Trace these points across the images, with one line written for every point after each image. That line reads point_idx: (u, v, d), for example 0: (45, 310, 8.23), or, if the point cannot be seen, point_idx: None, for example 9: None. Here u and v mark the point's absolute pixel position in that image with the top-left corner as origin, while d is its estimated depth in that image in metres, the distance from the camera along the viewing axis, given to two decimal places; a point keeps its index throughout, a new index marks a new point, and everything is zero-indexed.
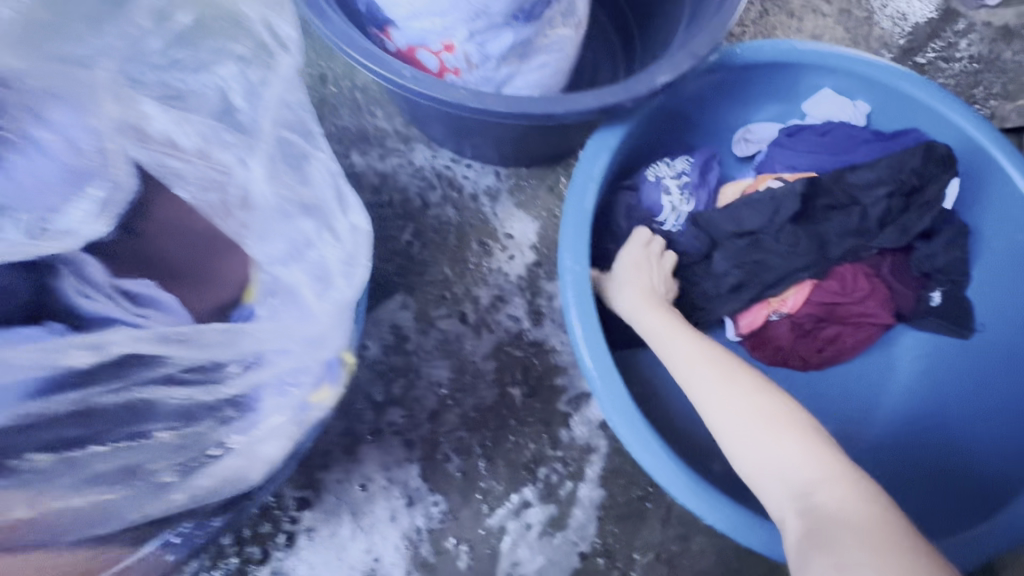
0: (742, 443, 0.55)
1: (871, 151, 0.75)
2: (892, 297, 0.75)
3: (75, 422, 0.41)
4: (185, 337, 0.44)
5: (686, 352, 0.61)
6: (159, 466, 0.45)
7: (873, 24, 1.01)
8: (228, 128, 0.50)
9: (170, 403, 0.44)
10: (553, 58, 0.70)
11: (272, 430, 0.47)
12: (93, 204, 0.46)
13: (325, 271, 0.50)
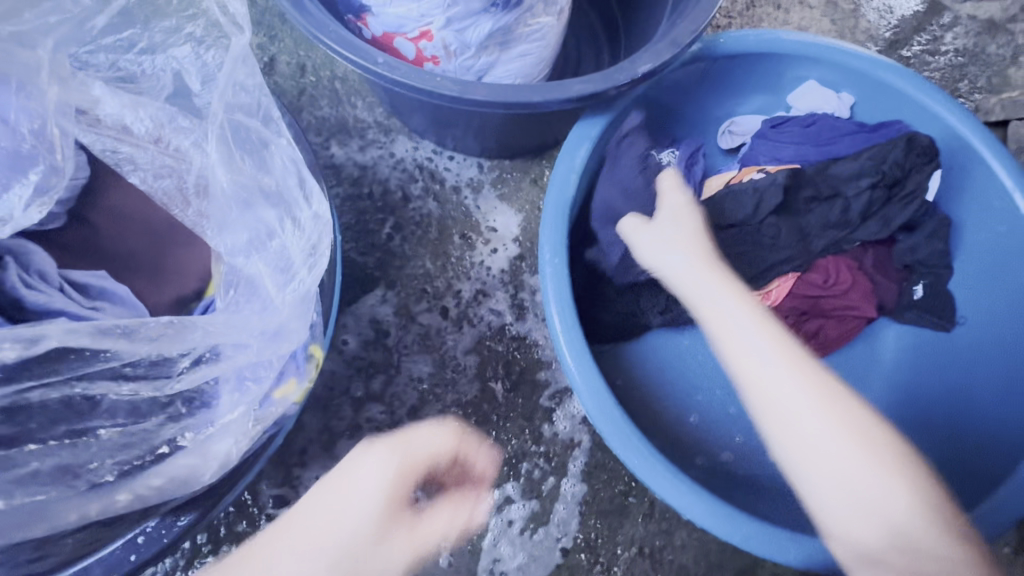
0: (809, 439, 0.56)
1: (855, 143, 0.74)
2: (875, 290, 0.75)
3: (7, 418, 0.38)
4: (133, 330, 0.40)
5: (757, 336, 0.61)
6: (106, 466, 0.42)
7: (860, 16, 1.00)
8: (183, 113, 0.50)
9: (114, 396, 0.41)
10: (535, 47, 0.69)
11: (230, 426, 0.45)
12: (30, 190, 0.46)
13: (288, 262, 0.47)
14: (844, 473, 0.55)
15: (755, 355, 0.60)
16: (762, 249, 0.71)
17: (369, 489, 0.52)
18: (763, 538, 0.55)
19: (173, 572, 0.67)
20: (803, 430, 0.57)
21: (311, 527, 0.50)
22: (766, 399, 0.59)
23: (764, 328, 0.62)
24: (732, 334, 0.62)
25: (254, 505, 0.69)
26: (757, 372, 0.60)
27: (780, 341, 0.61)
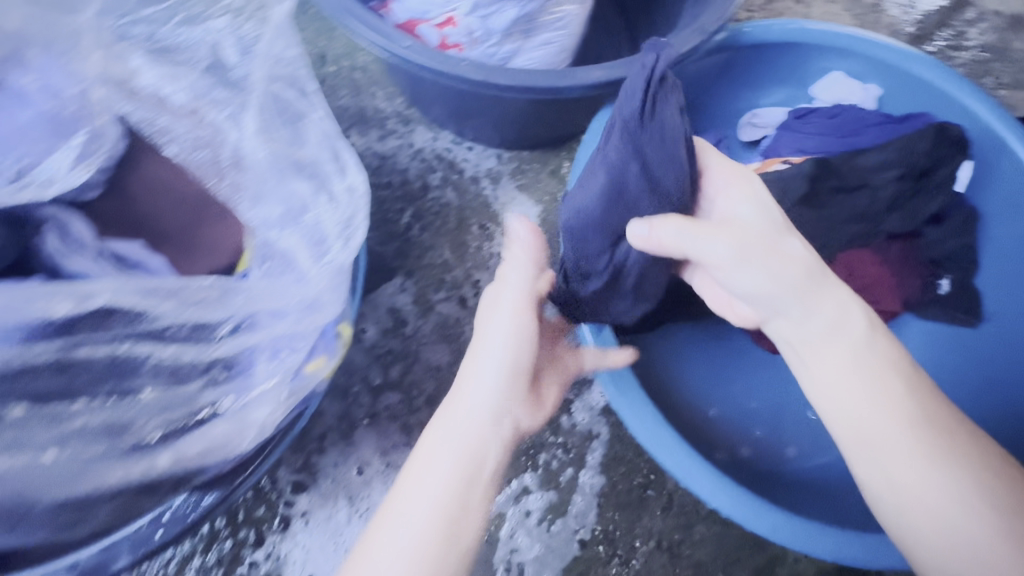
0: (928, 495, 0.47)
1: (882, 133, 0.73)
2: (899, 285, 0.73)
3: (54, 373, 0.38)
4: (180, 291, 0.43)
5: (868, 365, 0.50)
6: (149, 425, 0.41)
7: (882, 11, 0.99)
8: (218, 85, 0.50)
9: (160, 358, 0.42)
10: (558, 36, 0.68)
11: (266, 394, 0.45)
12: (76, 151, 0.46)
13: (321, 234, 0.48)
14: (958, 528, 0.46)
15: (867, 391, 0.50)
16: None
17: (503, 319, 0.52)
18: (789, 530, 0.54)
19: (192, 555, 0.66)
20: (919, 485, 0.48)
21: (470, 374, 0.51)
22: (875, 446, 0.49)
23: (877, 352, 0.50)
24: (836, 362, 0.50)
25: (273, 490, 0.69)
26: (867, 412, 0.49)
27: (897, 368, 0.51)
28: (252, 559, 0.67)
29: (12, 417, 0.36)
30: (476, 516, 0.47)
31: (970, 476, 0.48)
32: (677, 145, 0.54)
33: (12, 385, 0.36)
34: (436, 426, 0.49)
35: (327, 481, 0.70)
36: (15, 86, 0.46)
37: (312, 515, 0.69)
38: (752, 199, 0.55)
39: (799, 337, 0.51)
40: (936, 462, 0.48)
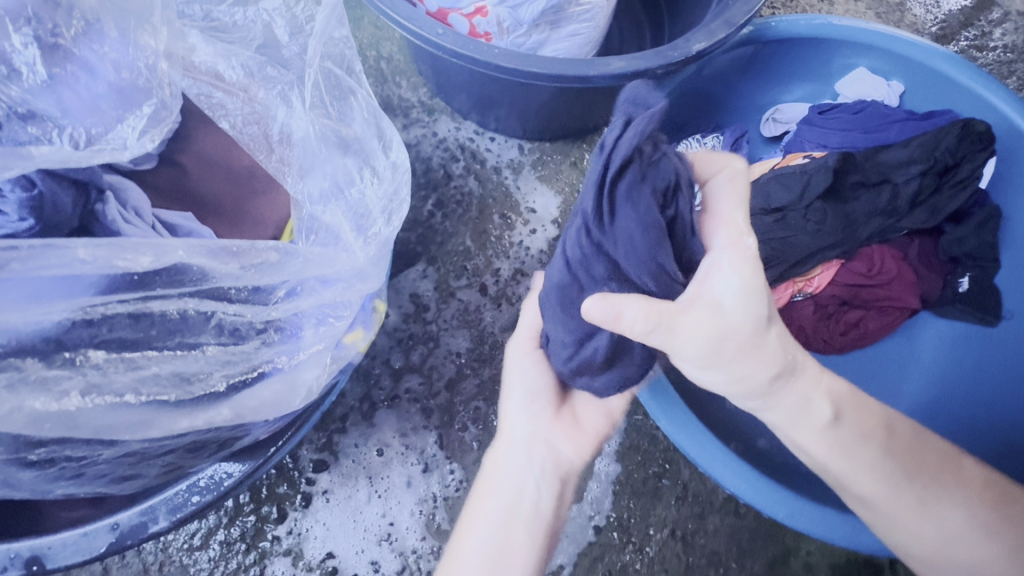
0: (925, 542, 0.49)
1: (905, 130, 0.74)
2: (919, 282, 0.74)
3: (129, 323, 0.38)
4: (240, 251, 0.42)
5: (852, 439, 0.50)
6: (216, 376, 0.41)
7: (906, 10, 0.99)
8: (272, 63, 0.50)
9: (224, 316, 0.41)
10: (584, 27, 0.69)
11: (316, 356, 0.46)
12: (141, 121, 0.44)
13: (365, 209, 0.48)
14: (959, 565, 0.49)
15: (860, 465, 0.50)
16: (806, 233, 0.70)
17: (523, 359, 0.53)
18: (808, 515, 0.55)
19: (215, 530, 0.68)
20: (932, 536, 0.49)
21: (503, 420, 0.53)
22: (884, 514, 0.50)
23: (855, 423, 0.50)
24: (827, 446, 0.50)
25: (295, 468, 0.70)
26: (870, 484, 0.50)
27: (874, 434, 0.50)
28: (274, 535, 0.68)
29: (96, 362, 0.36)
30: (528, 548, 0.47)
31: (966, 510, 0.49)
32: (655, 237, 0.37)
33: (92, 332, 0.36)
34: (481, 467, 0.52)
35: (348, 461, 0.71)
36: (76, 56, 0.43)
37: (333, 493, 0.70)
38: (740, 264, 0.42)
39: (781, 424, 0.51)
40: (936, 509, 0.49)
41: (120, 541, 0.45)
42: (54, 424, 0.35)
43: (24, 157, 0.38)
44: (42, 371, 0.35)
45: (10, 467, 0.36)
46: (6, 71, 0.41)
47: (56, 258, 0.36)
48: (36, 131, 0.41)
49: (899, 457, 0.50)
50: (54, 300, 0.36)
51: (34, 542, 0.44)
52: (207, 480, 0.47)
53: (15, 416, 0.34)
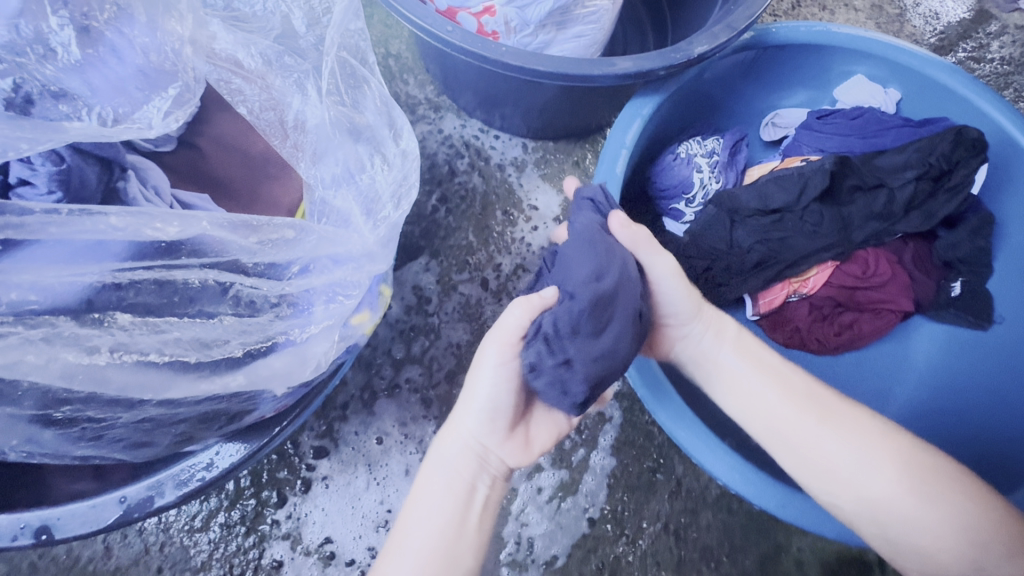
0: (861, 489, 0.50)
1: (901, 136, 0.76)
2: (913, 286, 0.76)
3: (154, 289, 0.38)
4: (256, 225, 0.42)
5: (753, 368, 0.57)
6: (232, 344, 0.42)
7: (905, 21, 1.01)
8: (288, 52, 0.51)
9: (242, 287, 0.41)
10: (590, 28, 0.71)
11: (326, 332, 0.46)
12: (167, 101, 0.46)
13: (373, 197, 0.49)
14: (896, 516, 0.49)
15: (757, 392, 0.55)
16: (803, 234, 0.72)
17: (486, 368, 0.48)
18: (798, 506, 0.56)
19: (216, 512, 0.69)
20: (828, 464, 0.51)
21: (454, 420, 0.52)
22: (781, 438, 0.54)
23: (756, 357, 0.57)
24: (728, 372, 0.57)
25: (296, 454, 0.71)
26: (768, 410, 0.54)
27: (791, 380, 0.55)
28: (274, 519, 0.69)
29: (123, 324, 0.37)
30: (471, 549, 0.49)
31: (869, 446, 0.50)
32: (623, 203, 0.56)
33: (122, 296, 0.37)
34: (427, 460, 0.52)
35: (348, 448, 0.72)
36: (104, 40, 0.45)
37: (333, 479, 0.71)
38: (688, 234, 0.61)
39: (706, 362, 0.59)
40: (833, 442, 0.51)
41: (127, 515, 0.46)
42: (84, 381, 0.36)
43: (56, 130, 0.38)
44: (76, 329, 0.35)
45: (32, 426, 0.37)
46: (42, 50, 0.42)
47: (87, 223, 0.36)
48: (67, 109, 0.42)
49: (827, 402, 0.53)
50: (86, 263, 0.36)
51: (45, 513, 0.45)
52: (213, 458, 0.48)
53: (50, 368, 0.35)
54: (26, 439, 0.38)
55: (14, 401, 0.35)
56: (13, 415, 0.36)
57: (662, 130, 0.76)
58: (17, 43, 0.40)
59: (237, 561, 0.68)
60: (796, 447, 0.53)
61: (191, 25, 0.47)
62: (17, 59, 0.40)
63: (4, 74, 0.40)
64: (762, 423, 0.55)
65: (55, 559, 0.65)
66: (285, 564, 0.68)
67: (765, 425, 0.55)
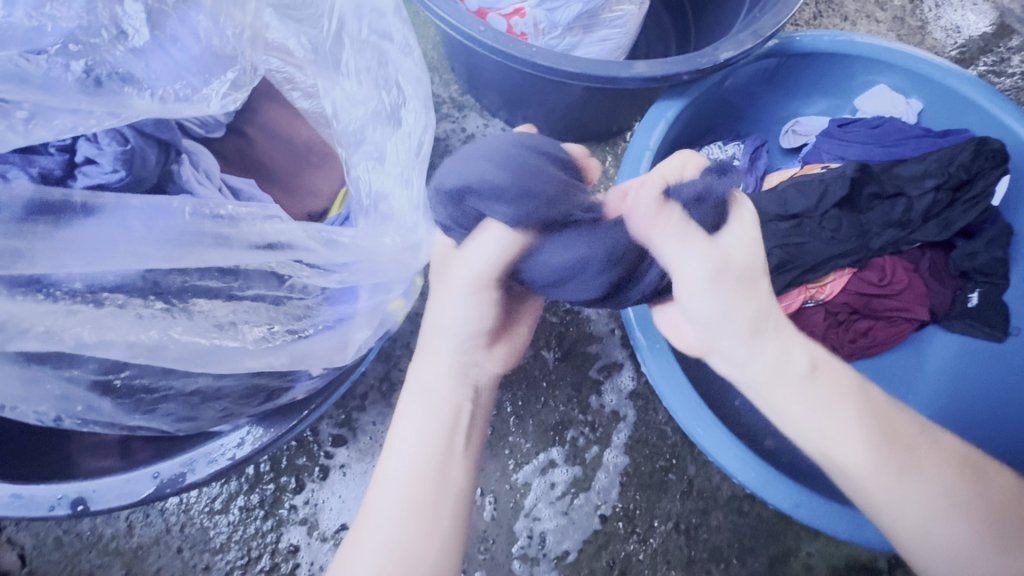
0: (920, 526, 0.47)
1: (921, 145, 0.77)
2: (928, 295, 0.76)
3: (220, 274, 0.41)
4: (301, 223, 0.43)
5: (827, 398, 0.49)
6: (277, 331, 0.43)
7: (927, 34, 1.01)
8: (335, 45, 0.51)
9: (297, 277, 0.44)
10: (615, 32, 0.71)
11: (369, 320, 0.47)
12: (224, 85, 0.46)
13: (415, 176, 0.50)
14: (957, 557, 0.46)
15: (834, 424, 0.49)
16: (821, 240, 0.73)
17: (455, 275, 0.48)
18: (811, 505, 0.58)
19: (236, 495, 0.70)
20: (903, 503, 0.47)
21: (429, 339, 0.51)
22: (848, 474, 0.49)
23: (828, 383, 0.50)
24: (806, 410, 0.49)
25: (315, 441, 0.72)
26: (845, 449, 0.48)
27: (850, 396, 0.50)
28: (291, 504, 0.70)
29: (183, 307, 0.40)
30: (462, 468, 0.49)
31: (938, 483, 0.48)
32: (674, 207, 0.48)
33: (187, 279, 0.40)
34: (404, 396, 0.51)
35: (365, 438, 0.73)
36: (167, 25, 0.45)
37: (350, 468, 0.72)
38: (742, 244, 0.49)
39: (762, 385, 0.50)
40: (906, 482, 0.47)
41: (160, 490, 0.47)
42: (142, 351, 0.38)
43: (125, 107, 0.42)
44: (140, 308, 0.38)
45: (92, 392, 0.40)
46: (115, 31, 0.42)
47: (157, 214, 0.38)
48: (132, 91, 0.42)
49: (890, 424, 0.50)
50: (148, 247, 0.37)
51: (82, 485, 0.47)
52: (243, 438, 0.49)
53: (120, 343, 0.37)
54: (87, 406, 0.40)
55: (79, 363, 0.38)
56: (76, 379, 0.39)
57: (687, 132, 0.78)
58: (92, 24, 0.41)
59: (255, 544, 0.69)
60: (862, 480, 0.48)
61: (252, 15, 0.47)
62: (91, 40, 0.41)
63: (78, 54, 0.40)
64: (825, 452, 0.49)
65: (79, 536, 0.66)
66: (301, 550, 0.69)
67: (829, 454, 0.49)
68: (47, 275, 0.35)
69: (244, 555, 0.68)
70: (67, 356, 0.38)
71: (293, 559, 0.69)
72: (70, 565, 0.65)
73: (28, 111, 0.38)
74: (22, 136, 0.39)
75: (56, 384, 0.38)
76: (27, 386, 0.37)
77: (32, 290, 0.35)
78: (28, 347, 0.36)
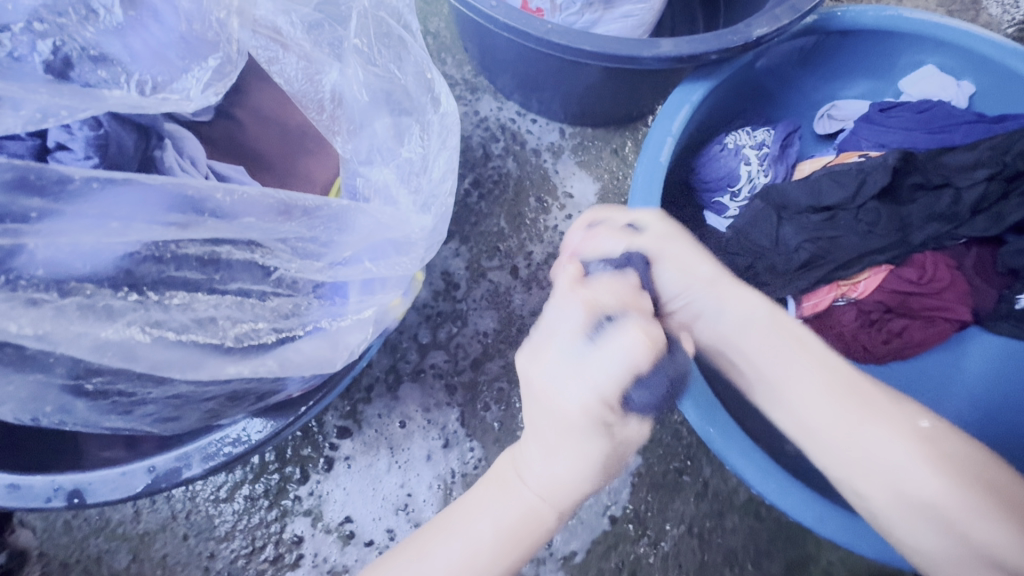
0: (880, 467, 0.44)
1: (972, 132, 0.70)
2: (971, 293, 0.71)
3: (200, 266, 0.37)
4: (290, 210, 0.40)
5: (790, 349, 0.49)
6: (262, 329, 0.40)
7: (981, 9, 0.93)
8: (330, 23, 0.47)
9: (286, 270, 0.40)
10: (638, 9, 0.67)
11: (361, 321, 0.44)
12: (205, 74, 0.42)
13: (414, 169, 0.47)
14: (927, 506, 0.42)
15: (808, 391, 0.47)
16: (856, 233, 0.68)
17: (563, 379, 0.37)
18: (835, 521, 0.54)
19: (242, 485, 0.69)
20: (865, 458, 0.44)
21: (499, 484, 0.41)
22: (806, 419, 0.47)
23: (792, 332, 0.50)
24: (756, 354, 0.50)
25: (320, 432, 0.71)
26: (796, 387, 0.48)
27: (808, 343, 0.50)
28: (296, 495, 0.69)
29: (160, 300, 0.36)
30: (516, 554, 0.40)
31: (919, 454, 0.43)
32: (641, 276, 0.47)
33: (163, 271, 0.36)
34: (455, 507, 0.42)
35: (371, 431, 0.71)
36: (146, 4, 0.43)
37: (355, 460, 0.70)
38: (662, 223, 0.52)
39: (733, 333, 0.52)
40: (856, 420, 0.45)
41: (154, 484, 0.46)
42: (114, 355, 0.35)
43: (97, 99, 0.38)
44: (110, 301, 0.35)
45: (70, 391, 0.37)
46: (84, 10, 0.40)
47: (135, 194, 0.35)
48: (105, 74, 0.40)
49: (850, 371, 0.48)
50: (125, 229, 0.34)
51: (78, 477, 0.46)
52: (240, 433, 0.48)
53: (80, 341, 0.34)
54: (66, 403, 0.38)
55: (48, 367, 0.36)
56: (50, 380, 0.37)
57: (711, 118, 0.72)
58: (59, 3, 0.39)
59: (260, 534, 0.68)
60: (815, 418, 0.46)
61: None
62: (58, 20, 0.39)
63: (44, 34, 0.38)
64: (788, 399, 0.48)
65: (87, 520, 0.66)
66: (305, 540, 0.68)
67: (789, 399, 0.48)
68: (2, 258, 0.31)
69: (249, 544, 0.68)
70: (41, 357, 0.35)
71: (297, 549, 0.68)
72: (78, 549, 0.66)
73: None
74: None
75: (31, 381, 0.36)
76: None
77: None
78: None
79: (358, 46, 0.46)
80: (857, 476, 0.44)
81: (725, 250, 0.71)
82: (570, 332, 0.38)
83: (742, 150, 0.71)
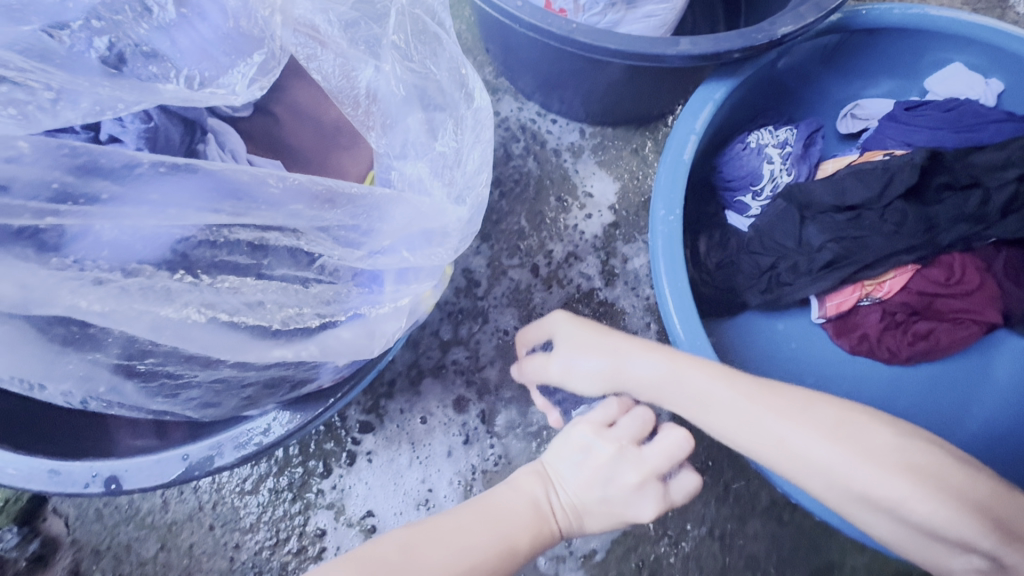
0: (827, 475, 0.44)
1: (1001, 131, 0.69)
2: (1001, 296, 0.70)
3: (249, 251, 0.39)
4: (333, 198, 0.40)
5: (707, 382, 0.48)
6: (306, 313, 0.41)
7: (1008, 8, 0.92)
8: (366, 18, 0.47)
9: (328, 258, 0.42)
10: (661, 9, 0.68)
11: (398, 310, 0.45)
12: (250, 69, 0.44)
13: (447, 163, 0.48)
14: (880, 500, 0.42)
15: (740, 422, 0.46)
16: (883, 233, 0.66)
17: (649, 497, 0.46)
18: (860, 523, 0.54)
19: (267, 477, 0.70)
20: (812, 469, 0.44)
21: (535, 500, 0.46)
22: (747, 446, 0.46)
23: (704, 366, 0.49)
24: (682, 399, 0.49)
25: (343, 427, 0.72)
26: (726, 420, 0.47)
27: (722, 372, 0.48)
28: (319, 488, 0.70)
29: (212, 282, 0.38)
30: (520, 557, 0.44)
31: (859, 456, 0.43)
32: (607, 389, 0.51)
33: (216, 254, 0.38)
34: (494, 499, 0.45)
35: (393, 426, 0.72)
36: (193, 1, 0.44)
37: (377, 455, 0.71)
38: (571, 330, 0.55)
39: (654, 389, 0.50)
40: (790, 439, 0.45)
41: (188, 472, 0.47)
42: (170, 335, 0.36)
43: (153, 93, 0.39)
44: (168, 282, 0.36)
45: (116, 374, 0.39)
46: (139, 8, 0.43)
47: (190, 179, 0.36)
48: (156, 69, 0.42)
49: (770, 391, 0.47)
50: (181, 215, 0.35)
51: (115, 463, 0.47)
52: (270, 423, 0.49)
53: (141, 319, 0.35)
54: (111, 388, 0.39)
55: (101, 347, 0.37)
56: (98, 363, 0.38)
57: (733, 117, 0.73)
58: (115, 1, 0.41)
59: (283, 526, 0.69)
60: (755, 444, 0.46)
61: None
62: (115, 17, 0.41)
63: (101, 31, 0.40)
64: (722, 431, 0.47)
65: (118, 508, 0.68)
66: (328, 533, 0.69)
67: (723, 431, 0.47)
68: (70, 241, 0.34)
69: (273, 536, 0.69)
70: (91, 340, 0.37)
71: (320, 542, 0.69)
72: (109, 536, 0.68)
73: (53, 90, 0.35)
74: (50, 118, 0.35)
75: (79, 365, 0.37)
76: (50, 367, 0.37)
77: (56, 256, 0.33)
78: (48, 326, 0.35)
79: (395, 42, 0.47)
80: (811, 486, 0.45)
81: (749, 250, 0.69)
82: (668, 459, 0.46)
83: (764, 149, 0.71)
